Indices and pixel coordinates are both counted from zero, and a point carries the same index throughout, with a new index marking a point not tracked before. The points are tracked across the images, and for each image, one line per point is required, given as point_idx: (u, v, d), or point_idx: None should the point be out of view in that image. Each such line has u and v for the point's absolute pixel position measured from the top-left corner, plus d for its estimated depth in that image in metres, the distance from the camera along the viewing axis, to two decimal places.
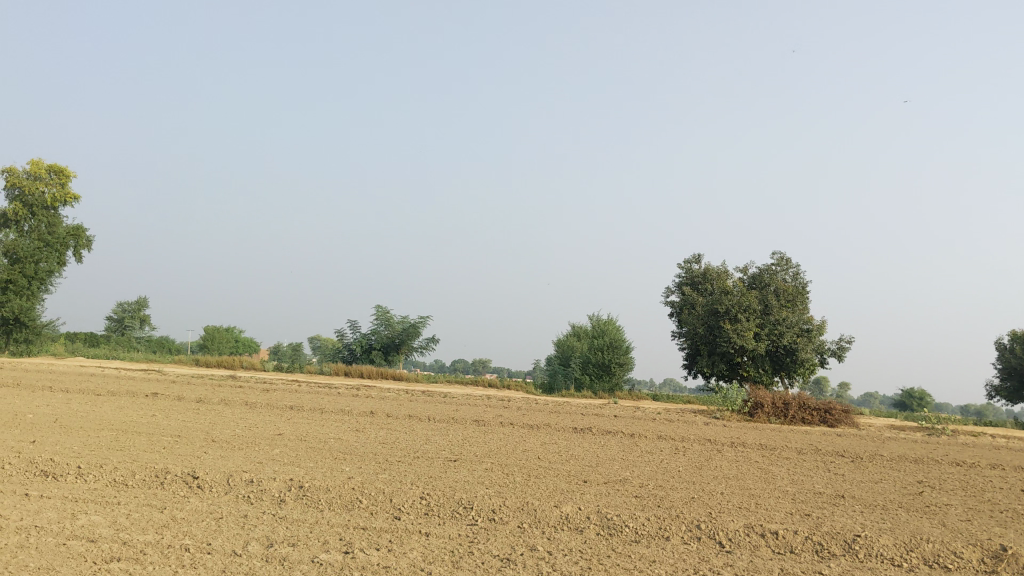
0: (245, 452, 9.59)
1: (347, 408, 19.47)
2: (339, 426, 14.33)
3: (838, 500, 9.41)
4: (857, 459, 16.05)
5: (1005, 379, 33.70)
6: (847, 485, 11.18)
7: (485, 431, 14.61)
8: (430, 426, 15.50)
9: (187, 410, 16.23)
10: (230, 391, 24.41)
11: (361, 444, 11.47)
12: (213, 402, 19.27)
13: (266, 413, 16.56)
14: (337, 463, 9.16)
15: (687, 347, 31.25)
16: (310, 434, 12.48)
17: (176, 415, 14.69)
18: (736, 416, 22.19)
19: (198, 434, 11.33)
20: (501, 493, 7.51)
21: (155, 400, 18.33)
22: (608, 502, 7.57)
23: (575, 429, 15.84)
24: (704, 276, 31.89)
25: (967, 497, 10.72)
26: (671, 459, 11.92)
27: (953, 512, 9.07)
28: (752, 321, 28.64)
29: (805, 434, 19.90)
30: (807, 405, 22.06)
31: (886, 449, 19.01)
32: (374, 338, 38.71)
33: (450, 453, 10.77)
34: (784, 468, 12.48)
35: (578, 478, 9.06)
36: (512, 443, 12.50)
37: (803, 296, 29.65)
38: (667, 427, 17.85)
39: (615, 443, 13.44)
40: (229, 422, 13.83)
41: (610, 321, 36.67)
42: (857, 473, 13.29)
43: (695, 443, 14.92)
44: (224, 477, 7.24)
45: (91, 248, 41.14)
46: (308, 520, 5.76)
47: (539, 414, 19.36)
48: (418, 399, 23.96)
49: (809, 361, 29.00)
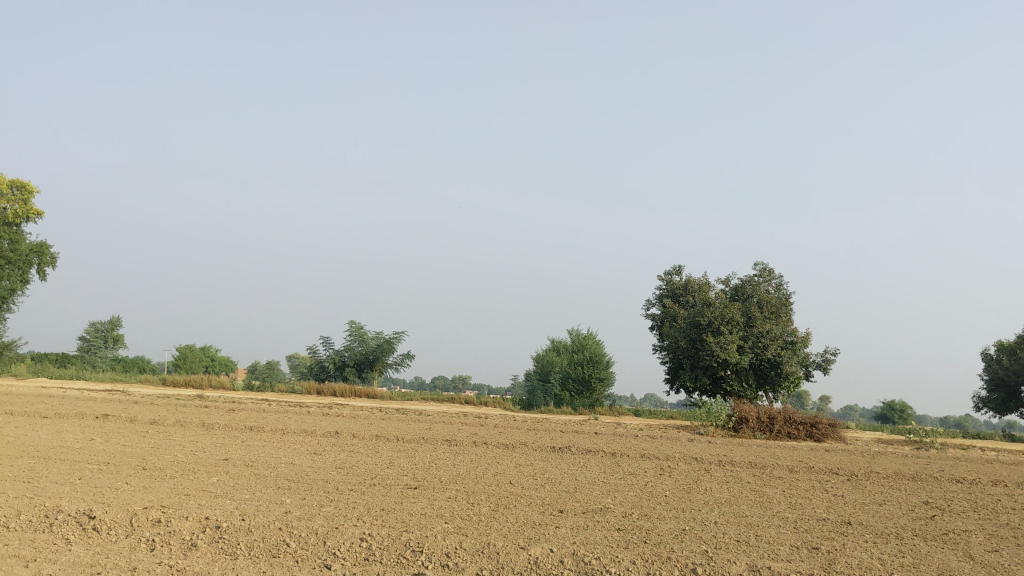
0: (173, 481, 8.44)
1: (311, 429, 18.30)
2: (295, 450, 13.16)
3: (845, 528, 8.38)
4: (852, 476, 14.98)
5: (992, 391, 32.76)
6: (852, 509, 10.11)
7: (456, 452, 13.50)
8: (397, 447, 14.35)
9: (134, 433, 14.96)
10: (191, 412, 23.12)
11: (314, 469, 10.36)
12: (169, 424, 17.89)
13: (221, 436, 15.36)
14: (277, 494, 8.01)
15: (668, 361, 30.19)
16: (259, 458, 11.33)
17: (118, 439, 13.41)
18: (719, 432, 21.20)
19: (128, 461, 10.16)
20: (462, 529, 6.40)
21: (104, 423, 16.96)
22: (589, 538, 6.49)
23: (553, 448, 14.74)
24: (685, 288, 30.88)
25: (983, 521, 9.70)
26: (657, 482, 10.83)
27: (976, 540, 8.05)
28: (736, 334, 27.60)
29: (792, 450, 18.87)
30: (792, 420, 21.07)
31: (879, 465, 17.97)
32: (348, 354, 37.43)
33: (410, 480, 9.66)
34: (778, 489, 11.41)
35: (553, 508, 7.97)
36: (484, 466, 11.37)
37: (786, 308, 28.72)
38: (648, 445, 16.81)
39: (594, 464, 12.34)
40: (174, 446, 12.61)
41: (589, 335, 35.64)
42: (857, 493, 12.15)
43: (680, 463, 13.90)
44: (127, 515, 6.05)
45: (55, 265, 39.67)
46: (216, 575, 4.64)
47: (517, 432, 18.23)
48: (390, 419, 22.74)
49: (794, 375, 28.07)
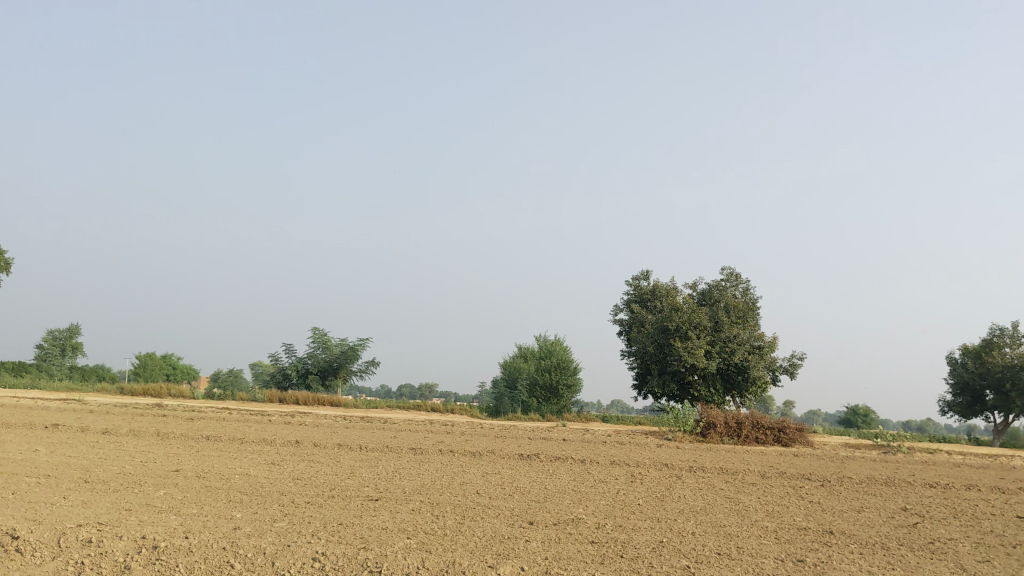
0: (116, 496, 7.87)
1: (271, 437, 17.78)
2: (253, 460, 12.59)
3: (828, 538, 8.00)
4: (825, 482, 14.65)
5: (957, 395, 32.79)
6: (832, 517, 9.76)
7: (421, 461, 12.99)
8: (360, 456, 13.81)
9: (83, 443, 14.29)
10: (147, 421, 22.33)
11: (271, 480, 9.83)
12: (122, 434, 17.16)
13: (175, 446, 14.74)
14: (227, 508, 7.48)
15: (636, 367, 29.81)
16: (213, 469, 10.77)
17: (64, 449, 12.76)
18: (687, 437, 20.88)
19: (72, 473, 9.58)
20: (426, 545, 5.94)
21: (54, 433, 16.26)
22: (561, 553, 6.06)
23: (521, 456, 14.30)
24: (652, 294, 30.58)
25: (966, 528, 9.39)
26: (629, 490, 10.44)
27: (965, 550, 7.71)
28: (703, 339, 27.33)
29: (761, 455, 18.57)
30: (760, 425, 20.75)
31: (850, 470, 17.71)
32: (311, 362, 36.71)
33: (372, 491, 9.15)
34: (753, 496, 11.06)
35: (522, 519, 7.52)
36: (449, 475, 10.90)
37: (753, 312, 28.49)
38: (617, 451, 16.42)
39: (564, 472, 11.92)
40: (122, 457, 11.99)
41: (557, 341, 35.30)
42: (833, 500, 11.82)
43: (651, 469, 13.51)
44: (55, 535, 5.50)
45: (9, 271, 38.62)
46: None
47: (483, 440, 17.77)
48: (353, 427, 22.14)
49: (761, 380, 27.88)
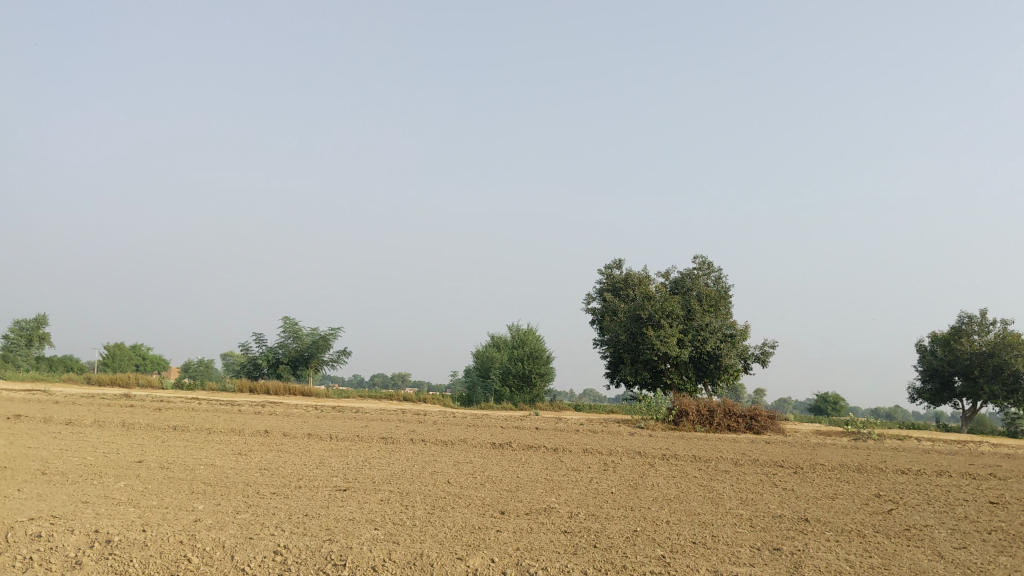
0: (74, 488, 7.59)
1: (239, 428, 17.44)
2: (218, 450, 12.32)
3: (803, 526, 7.90)
4: (798, 469, 14.59)
5: (926, 382, 32.99)
6: (806, 504, 9.67)
7: (392, 451, 12.79)
8: (329, 446, 13.60)
9: (44, 434, 13.96)
10: (113, 411, 21.94)
11: (237, 471, 9.60)
12: (86, 424, 16.79)
13: (140, 436, 14.41)
14: (189, 500, 7.25)
15: (609, 355, 29.72)
16: (177, 460, 10.51)
17: (24, 440, 12.44)
18: (660, 425, 20.79)
19: (29, 465, 9.28)
20: (394, 536, 5.76)
21: (15, 424, 15.89)
22: (533, 544, 5.88)
23: (493, 445, 14.14)
24: (625, 282, 30.48)
25: (942, 515, 9.32)
26: (603, 479, 10.27)
27: (942, 537, 7.63)
28: (675, 327, 27.27)
29: (733, 443, 18.51)
30: (732, 413, 20.73)
31: (822, 457, 17.69)
32: (281, 351, 36.32)
33: (341, 481, 8.94)
34: (727, 483, 10.95)
35: (494, 509, 7.33)
36: (419, 465, 10.71)
37: (726, 301, 28.48)
38: (591, 439, 16.33)
39: (537, 460, 11.77)
40: (85, 448, 11.68)
41: (529, 330, 35.12)
42: (807, 486, 11.75)
43: (624, 458, 13.39)
44: (4, 530, 5.24)
45: None
46: None
47: (455, 429, 17.60)
48: (324, 417, 21.84)
49: (733, 368, 27.89)
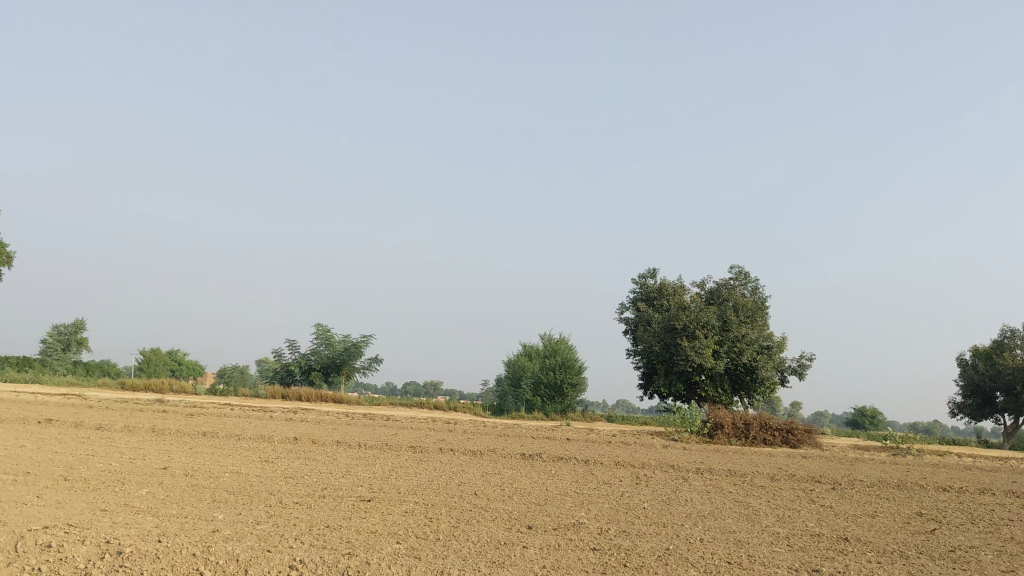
0: (94, 495, 7.46)
1: (267, 435, 17.35)
2: (245, 457, 12.20)
3: (843, 545, 7.59)
4: (836, 485, 14.19)
5: (967, 397, 32.28)
6: (845, 522, 9.34)
7: (420, 460, 12.58)
8: (356, 454, 13.43)
9: (73, 439, 13.93)
10: (145, 416, 21.96)
11: (262, 479, 9.46)
12: (116, 429, 16.78)
13: (169, 442, 14.37)
14: (210, 509, 7.10)
15: (642, 366, 29.37)
16: (202, 467, 10.38)
17: (52, 445, 12.41)
18: (694, 437, 20.42)
19: (53, 471, 9.21)
20: (416, 551, 5.55)
21: (46, 428, 15.91)
22: (560, 561, 5.64)
23: (523, 456, 13.90)
24: (659, 292, 30.14)
25: (987, 535, 8.95)
26: (635, 493, 10.00)
27: (989, 559, 7.29)
28: (710, 338, 26.88)
29: (769, 457, 18.10)
30: (768, 426, 20.31)
31: (860, 473, 17.23)
32: (313, 358, 36.36)
33: (365, 491, 8.76)
34: (762, 499, 10.63)
35: (521, 524, 7.10)
36: (446, 475, 10.50)
37: (762, 312, 28.05)
38: (623, 452, 16.03)
39: (568, 473, 11.52)
40: (111, 454, 11.59)
41: (561, 339, 34.83)
42: (846, 504, 11.39)
43: (656, 471, 13.08)
44: (15, 539, 5.10)
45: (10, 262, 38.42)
46: None
47: (485, 438, 17.39)
48: (354, 424, 21.73)
49: (769, 380, 27.43)
